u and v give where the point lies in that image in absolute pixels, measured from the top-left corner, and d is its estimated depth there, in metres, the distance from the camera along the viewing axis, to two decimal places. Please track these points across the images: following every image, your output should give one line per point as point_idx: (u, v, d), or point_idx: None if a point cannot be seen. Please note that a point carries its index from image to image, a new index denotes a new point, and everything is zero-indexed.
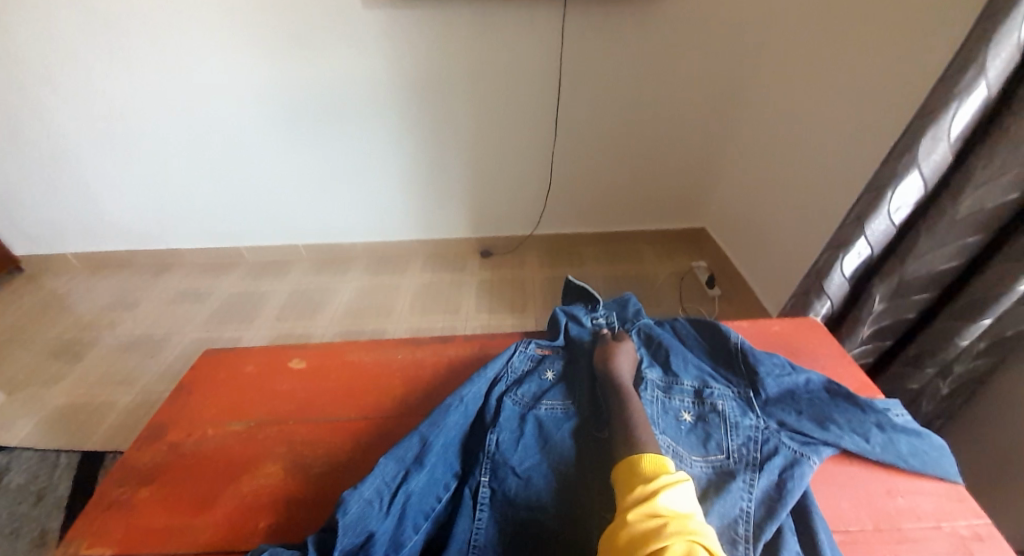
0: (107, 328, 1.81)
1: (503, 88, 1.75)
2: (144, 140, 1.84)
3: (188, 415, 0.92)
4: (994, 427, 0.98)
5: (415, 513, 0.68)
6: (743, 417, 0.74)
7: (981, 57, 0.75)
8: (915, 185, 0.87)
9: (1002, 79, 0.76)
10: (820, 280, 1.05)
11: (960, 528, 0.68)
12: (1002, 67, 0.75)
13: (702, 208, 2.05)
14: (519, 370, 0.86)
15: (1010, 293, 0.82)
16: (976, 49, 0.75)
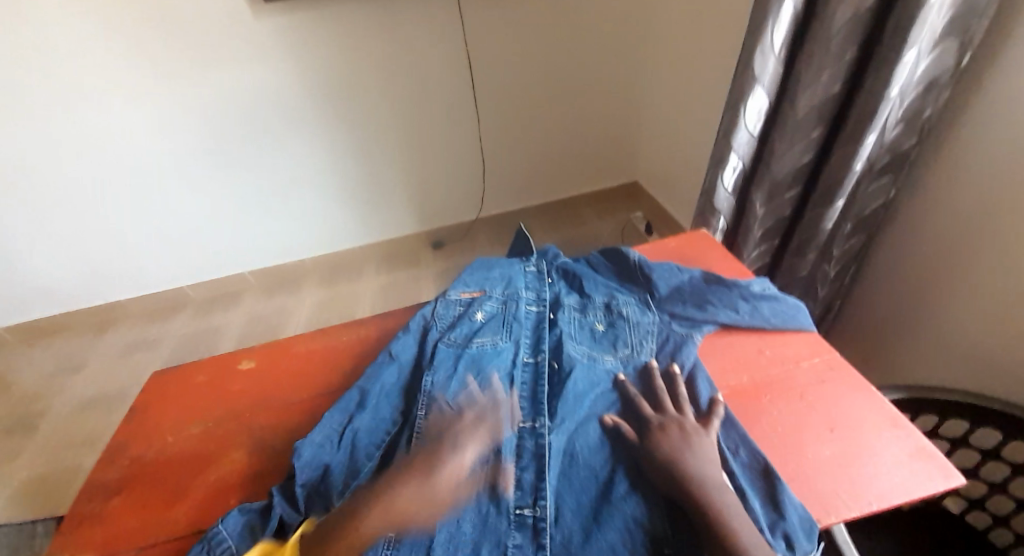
0: (61, 393, 1.78)
1: (407, 73, 1.71)
2: (50, 194, 1.74)
3: (148, 427, 0.83)
4: (885, 304, 1.06)
5: (367, 445, 0.65)
6: (644, 315, 0.76)
7: None
8: (759, 99, 0.87)
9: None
10: (709, 199, 1.01)
11: (813, 362, 0.69)
12: None
13: (629, 161, 2.11)
14: (449, 314, 0.80)
15: (849, 174, 0.85)
16: None
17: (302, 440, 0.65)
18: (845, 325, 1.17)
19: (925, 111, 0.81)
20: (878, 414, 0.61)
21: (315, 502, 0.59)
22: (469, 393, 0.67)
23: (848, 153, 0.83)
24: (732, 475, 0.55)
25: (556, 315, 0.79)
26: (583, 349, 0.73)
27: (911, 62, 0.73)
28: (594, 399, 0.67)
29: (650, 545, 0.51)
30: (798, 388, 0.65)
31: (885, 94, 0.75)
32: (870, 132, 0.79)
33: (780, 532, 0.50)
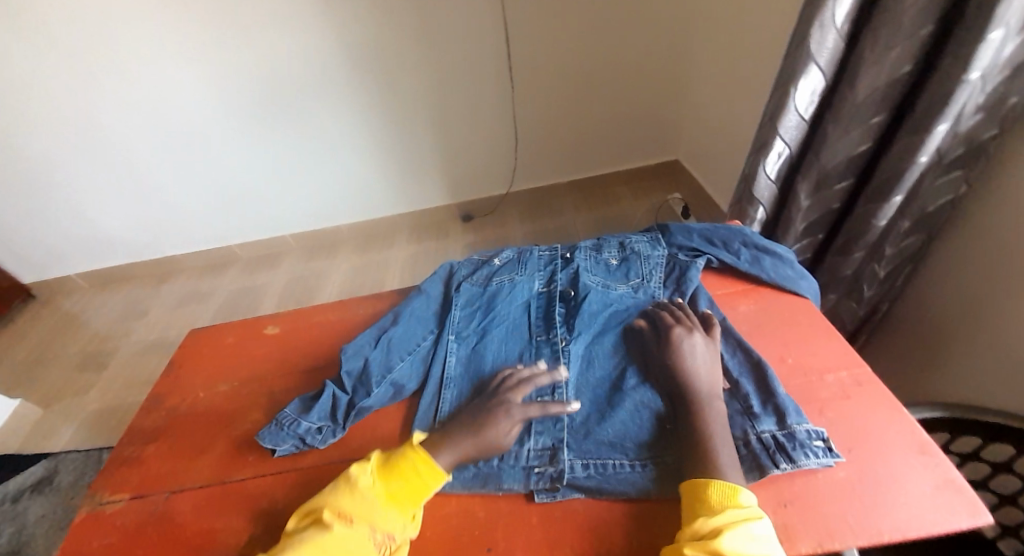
0: (122, 338, 1.93)
1: (443, 37, 1.66)
2: (112, 151, 1.85)
3: (181, 382, 0.89)
4: (936, 310, 0.97)
5: (401, 349, 0.77)
6: (654, 249, 0.81)
7: None
8: (814, 80, 0.79)
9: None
10: (749, 187, 0.94)
11: (840, 377, 0.64)
12: None
13: (673, 138, 2.00)
14: (471, 258, 0.89)
15: (913, 166, 0.76)
16: None
17: (348, 345, 0.79)
18: (890, 330, 1.09)
19: (1011, 97, 0.72)
20: (905, 440, 0.56)
21: (359, 388, 0.73)
22: (490, 320, 0.78)
23: (915, 142, 0.74)
24: (727, 372, 0.64)
25: (571, 254, 0.85)
26: (597, 279, 0.79)
27: (999, 42, 0.63)
28: (608, 315, 0.75)
29: (658, 422, 0.61)
30: (819, 404, 0.61)
31: (963, 78, 0.65)
32: (942, 121, 0.70)
33: (770, 409, 0.59)
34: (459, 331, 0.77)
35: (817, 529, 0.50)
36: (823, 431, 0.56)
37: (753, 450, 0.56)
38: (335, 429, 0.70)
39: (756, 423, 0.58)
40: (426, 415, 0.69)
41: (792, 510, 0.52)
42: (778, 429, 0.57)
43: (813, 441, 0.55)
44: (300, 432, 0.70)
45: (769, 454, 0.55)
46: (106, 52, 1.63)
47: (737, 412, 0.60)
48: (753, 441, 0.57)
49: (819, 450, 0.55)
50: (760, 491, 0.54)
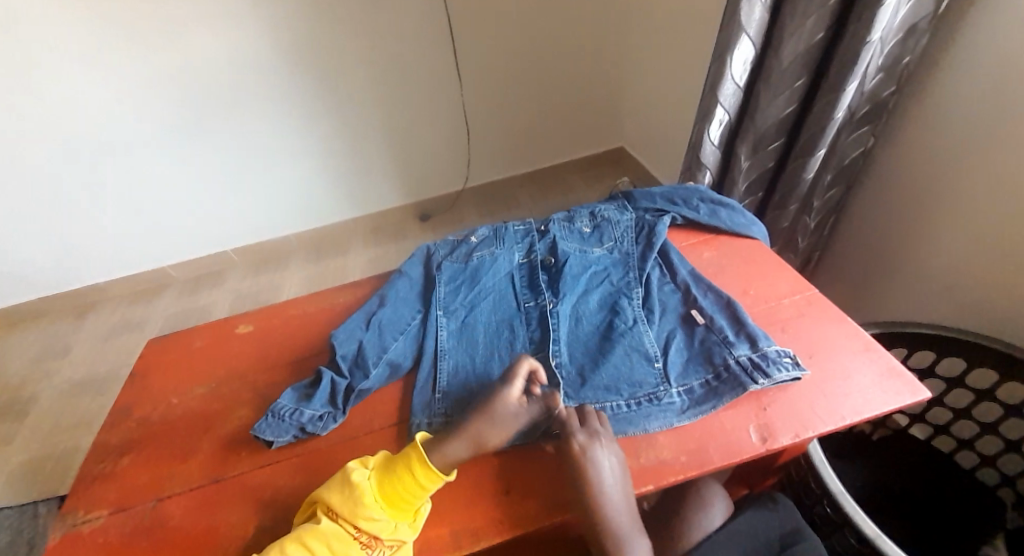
0: (45, 378, 1.75)
1: (390, 39, 1.67)
2: (19, 175, 1.67)
3: (148, 391, 0.83)
4: (860, 252, 1.11)
5: (392, 330, 0.77)
6: (623, 214, 0.86)
7: None
8: (746, 50, 0.88)
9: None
10: (695, 154, 1.04)
11: (795, 298, 0.72)
12: None
13: (614, 128, 2.12)
14: (448, 239, 0.90)
15: (831, 122, 0.86)
16: None
17: (337, 331, 0.78)
18: (823, 276, 1.22)
19: (904, 57, 0.82)
20: (854, 341, 0.65)
21: (356, 371, 0.72)
22: (477, 293, 0.80)
23: (831, 100, 0.83)
24: (702, 311, 0.70)
25: (546, 227, 0.89)
26: (574, 247, 0.84)
27: (893, 6, 0.73)
28: (589, 277, 0.79)
29: (648, 362, 0.66)
30: (781, 321, 0.69)
31: (867, 39, 0.75)
32: (852, 79, 0.80)
33: (743, 336, 0.65)
34: (447, 307, 0.79)
35: (794, 422, 0.58)
36: (789, 349, 0.63)
37: (732, 371, 0.62)
38: (337, 414, 0.69)
39: (733, 349, 0.64)
40: (425, 387, 0.71)
41: (771, 411, 0.59)
42: (751, 352, 0.63)
43: (782, 357, 0.62)
44: (301, 421, 0.68)
45: (748, 373, 0.61)
46: (8, 63, 1.47)
47: (716, 343, 0.66)
48: (732, 364, 0.63)
49: (788, 364, 0.61)
50: (743, 404, 0.61)
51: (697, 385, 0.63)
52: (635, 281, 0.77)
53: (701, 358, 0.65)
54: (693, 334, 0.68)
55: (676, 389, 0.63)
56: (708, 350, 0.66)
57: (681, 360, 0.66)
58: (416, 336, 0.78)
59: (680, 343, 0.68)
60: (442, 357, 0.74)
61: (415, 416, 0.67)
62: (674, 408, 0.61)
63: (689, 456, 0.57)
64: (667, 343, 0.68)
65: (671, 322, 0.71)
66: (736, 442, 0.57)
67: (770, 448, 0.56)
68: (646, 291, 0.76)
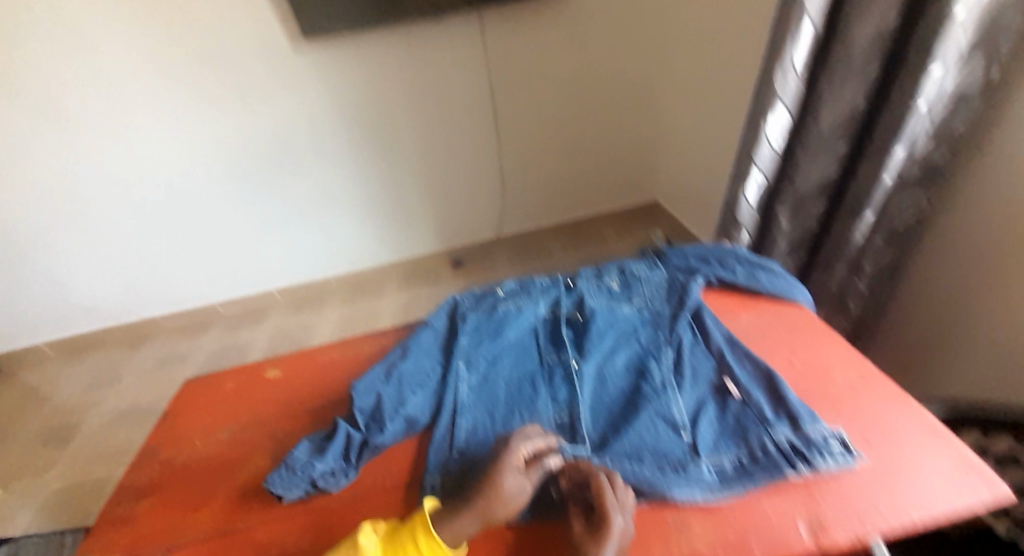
0: (91, 408, 1.82)
1: (433, 99, 1.77)
2: (92, 216, 1.82)
3: (175, 433, 0.84)
4: (917, 318, 1.03)
5: (412, 382, 0.76)
6: (653, 272, 0.84)
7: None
8: (782, 116, 0.84)
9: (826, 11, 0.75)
10: (731, 214, 0.98)
11: (848, 374, 0.67)
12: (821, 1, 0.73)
13: (649, 182, 2.12)
14: (474, 291, 0.90)
15: (879, 184, 0.81)
16: None
17: (357, 382, 0.78)
18: (874, 343, 1.14)
19: (955, 124, 0.79)
20: (917, 427, 0.59)
21: (372, 425, 0.71)
22: (500, 348, 0.78)
23: (877, 165, 0.79)
24: (738, 382, 0.66)
25: (574, 281, 0.87)
26: (601, 303, 0.81)
27: (940, 76, 0.71)
28: (616, 335, 0.76)
29: (677, 432, 0.62)
30: (830, 397, 0.64)
31: (912, 106, 0.72)
32: (899, 144, 0.76)
33: (785, 416, 0.61)
34: (468, 358, 0.77)
35: (849, 517, 0.51)
36: (840, 433, 0.58)
37: (770, 456, 0.57)
38: (349, 470, 0.67)
39: (772, 430, 0.59)
40: (442, 444, 0.68)
41: (823, 501, 0.53)
42: (792, 433, 0.58)
43: (829, 443, 0.56)
44: (312, 475, 0.65)
45: (786, 458, 0.56)
46: (95, 118, 1.64)
47: (753, 421, 0.61)
48: (770, 447, 0.57)
49: (835, 451, 0.56)
50: (789, 490, 0.55)
51: (728, 464, 0.58)
52: (665, 343, 0.73)
53: (735, 435, 0.61)
54: (726, 408, 0.64)
55: (705, 464, 0.58)
56: (742, 429, 0.61)
57: (712, 434, 0.62)
58: (436, 389, 0.76)
59: (711, 416, 0.64)
60: (460, 413, 0.71)
61: (428, 474, 0.65)
62: (702, 483, 0.56)
63: (727, 549, 0.51)
64: (696, 413, 0.64)
65: (702, 391, 0.67)
66: (782, 535, 0.50)
67: (821, 546, 0.49)
68: (678, 356, 0.72)
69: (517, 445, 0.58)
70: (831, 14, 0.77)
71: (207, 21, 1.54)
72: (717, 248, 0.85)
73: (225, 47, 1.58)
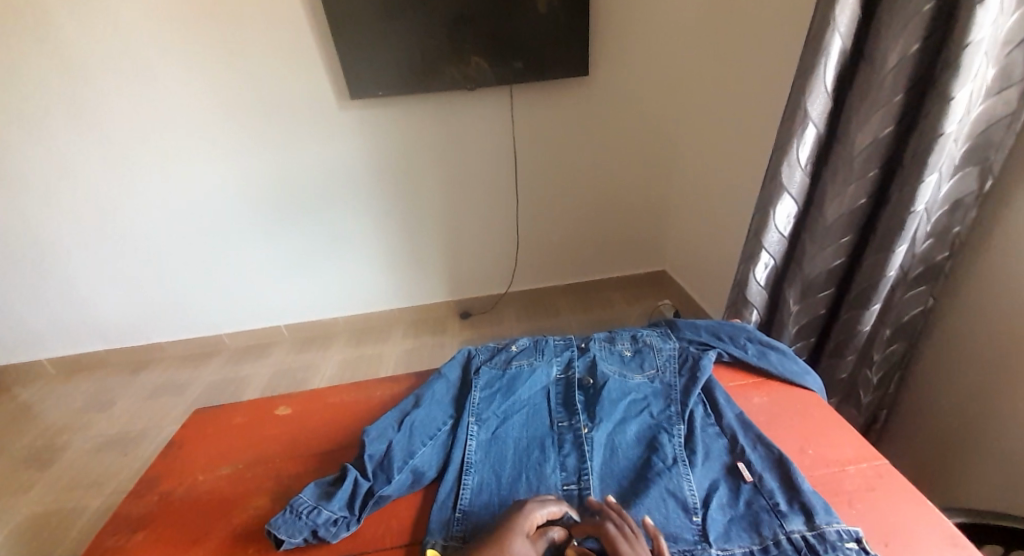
0: (82, 429, 1.80)
1: (458, 158, 1.86)
2: (119, 239, 1.89)
3: (179, 463, 0.84)
4: (928, 411, 1.03)
5: (423, 432, 0.77)
6: (666, 342, 0.86)
7: (804, 105, 0.82)
8: (788, 205, 0.91)
9: (827, 116, 0.84)
10: (741, 291, 1.03)
11: (863, 469, 0.67)
12: (822, 109, 0.83)
13: (659, 252, 2.18)
14: (489, 344, 0.93)
15: (884, 279, 0.84)
16: (799, 99, 0.83)
17: (370, 427, 0.79)
18: (879, 434, 1.13)
19: (953, 227, 0.83)
20: (936, 533, 0.57)
21: (379, 474, 0.71)
22: (512, 406, 0.80)
23: (881, 259, 0.83)
24: (750, 466, 0.66)
25: (587, 344, 0.90)
26: (613, 369, 0.83)
27: (935, 182, 0.75)
28: (627, 404, 0.78)
29: (687, 513, 0.62)
30: (845, 492, 0.64)
31: (911, 209, 0.77)
32: (901, 242, 0.80)
33: (797, 507, 0.59)
34: (480, 414, 0.79)
35: None
36: (857, 530, 0.55)
37: (783, 549, 0.56)
38: (351, 521, 0.67)
39: (785, 522, 0.58)
40: (447, 503, 0.68)
41: None
42: (805, 526, 0.57)
43: (845, 542, 0.54)
44: (315, 523, 0.66)
45: (798, 554, 0.55)
46: (139, 150, 1.74)
47: (766, 510, 0.61)
48: (784, 541, 0.57)
49: (855, 552, 0.53)
50: None
51: (740, 554, 0.57)
52: (676, 417, 0.74)
53: (747, 523, 0.60)
54: (738, 493, 0.64)
55: (715, 551, 0.57)
56: (755, 517, 0.60)
57: (723, 519, 0.61)
58: (446, 442, 0.77)
59: (723, 498, 0.64)
60: (468, 472, 0.71)
61: (431, 535, 0.64)
62: None
63: None
64: (707, 494, 0.64)
65: (714, 471, 0.67)
66: None
67: None
68: (690, 433, 0.73)
69: (531, 508, 0.58)
70: (831, 120, 0.86)
71: (258, 73, 1.66)
72: (729, 325, 0.87)
73: (271, 96, 1.70)
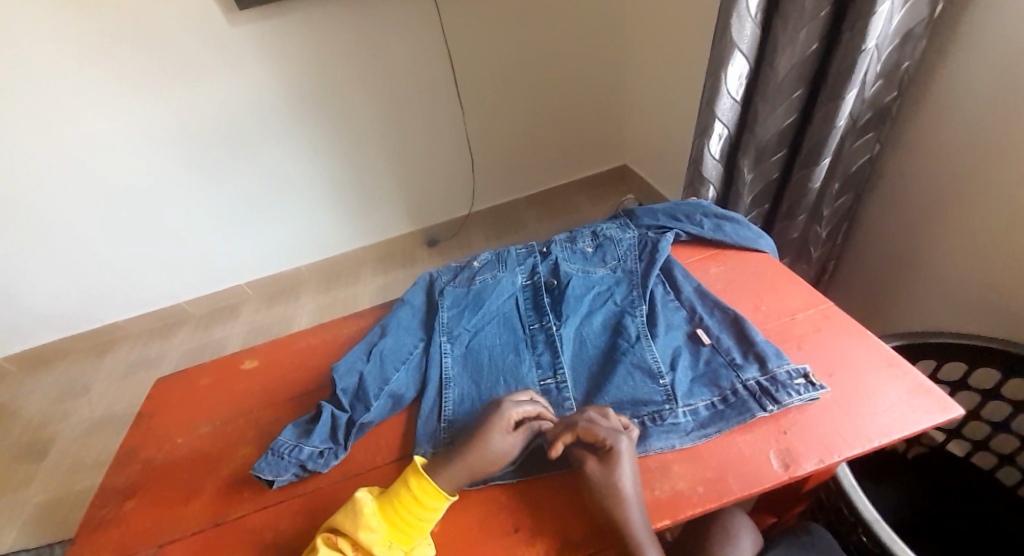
0: (63, 419, 1.76)
1: (394, 74, 1.72)
2: (38, 219, 1.72)
3: (154, 432, 0.82)
4: (873, 260, 1.07)
5: (394, 358, 0.76)
6: (625, 233, 0.85)
7: None
8: (740, 65, 0.87)
9: None
10: (697, 169, 1.01)
11: (809, 312, 0.70)
12: None
13: (617, 147, 2.13)
14: (450, 264, 0.90)
15: (834, 131, 0.83)
16: None
17: (338, 364, 0.77)
18: (839, 288, 1.18)
19: (902, 63, 0.80)
20: (875, 356, 0.62)
21: (357, 404, 0.71)
22: (480, 319, 0.79)
23: (831, 109, 0.81)
24: (708, 331, 0.68)
25: (548, 248, 0.87)
26: (577, 267, 0.82)
27: (886, 14, 0.71)
28: (592, 297, 0.77)
29: (653, 379, 0.64)
30: (797, 337, 0.66)
31: (862, 47, 0.73)
32: (851, 87, 0.78)
33: (751, 358, 0.63)
34: (451, 331, 0.78)
35: (816, 447, 0.54)
36: (803, 368, 0.60)
37: (740, 396, 0.59)
38: (338, 450, 0.67)
39: (741, 373, 0.61)
40: (430, 417, 0.69)
41: (792, 434, 0.56)
42: (760, 374, 0.60)
43: (794, 379, 0.59)
44: (301, 458, 0.66)
45: (756, 398, 0.58)
46: (30, 115, 1.53)
47: (723, 366, 0.63)
48: (740, 389, 0.60)
49: (801, 387, 0.58)
50: (761, 426, 0.57)
51: (702, 407, 0.60)
52: (639, 298, 0.75)
53: (707, 379, 0.63)
54: (698, 354, 0.66)
55: (681, 409, 0.60)
56: (714, 373, 0.63)
57: (687, 379, 0.64)
58: (419, 364, 0.76)
59: (686, 360, 0.66)
60: (446, 385, 0.72)
61: (419, 446, 0.66)
62: (678, 429, 0.59)
63: (706, 487, 0.53)
64: (673, 359, 0.66)
65: (676, 339, 0.69)
66: (756, 471, 0.53)
67: (793, 475, 0.52)
68: (652, 311, 0.73)
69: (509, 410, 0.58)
70: None
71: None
72: (685, 206, 0.86)
73: (168, 28, 1.48)
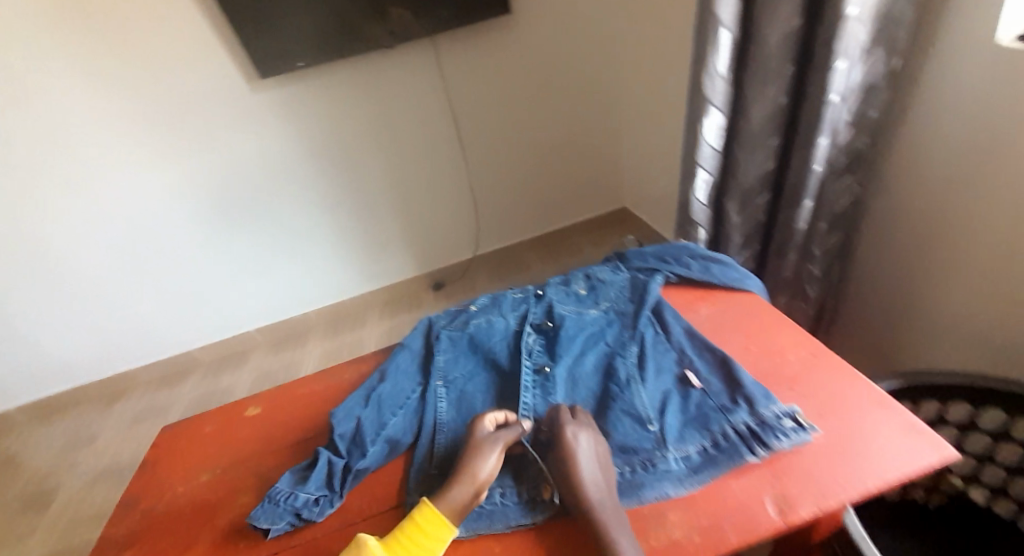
0: (68, 469, 1.76)
1: (399, 128, 1.80)
2: (59, 271, 1.79)
3: (157, 482, 0.83)
4: (871, 298, 1.07)
5: (391, 403, 0.78)
6: (617, 276, 0.87)
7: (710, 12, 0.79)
8: (715, 118, 0.90)
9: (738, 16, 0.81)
10: (687, 212, 1.04)
11: (799, 352, 0.70)
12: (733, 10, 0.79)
13: (616, 190, 2.18)
14: (448, 308, 0.92)
15: (812, 174, 0.86)
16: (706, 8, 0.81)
17: (336, 410, 0.79)
18: (840, 326, 1.18)
19: (869, 111, 0.84)
20: (866, 396, 0.62)
21: (353, 450, 0.72)
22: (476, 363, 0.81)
23: (805, 155, 0.84)
24: (698, 374, 0.69)
25: (542, 291, 0.89)
26: (570, 309, 0.84)
27: (845, 70, 0.76)
28: (584, 340, 0.79)
29: (644, 424, 0.64)
30: (786, 377, 0.67)
31: (826, 100, 0.77)
32: (820, 135, 0.81)
33: (741, 401, 0.63)
34: (447, 375, 0.80)
35: (812, 491, 0.54)
36: (792, 409, 0.60)
37: (731, 441, 0.60)
38: (333, 498, 0.67)
39: (731, 416, 0.62)
40: (422, 464, 0.69)
41: (786, 478, 0.56)
42: (750, 417, 0.61)
43: (783, 421, 0.59)
44: (295, 506, 0.66)
45: (747, 442, 0.59)
46: (59, 174, 1.63)
47: (714, 410, 0.64)
48: (731, 432, 0.60)
49: (790, 429, 0.58)
50: (754, 471, 0.57)
51: (694, 452, 0.60)
52: (630, 340, 0.76)
53: (698, 423, 0.63)
54: (688, 398, 0.67)
55: (672, 454, 0.60)
56: (704, 416, 0.63)
57: (677, 423, 0.64)
58: (416, 408, 0.77)
59: (676, 404, 0.66)
60: (440, 430, 0.73)
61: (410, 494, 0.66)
62: (670, 475, 0.59)
63: (703, 535, 0.53)
64: (662, 404, 0.66)
65: (666, 383, 0.69)
66: (752, 517, 0.53)
67: (788, 522, 0.51)
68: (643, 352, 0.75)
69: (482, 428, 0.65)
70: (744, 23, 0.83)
71: (165, 67, 1.54)
72: (672, 249, 0.88)
73: (187, 90, 1.59)
